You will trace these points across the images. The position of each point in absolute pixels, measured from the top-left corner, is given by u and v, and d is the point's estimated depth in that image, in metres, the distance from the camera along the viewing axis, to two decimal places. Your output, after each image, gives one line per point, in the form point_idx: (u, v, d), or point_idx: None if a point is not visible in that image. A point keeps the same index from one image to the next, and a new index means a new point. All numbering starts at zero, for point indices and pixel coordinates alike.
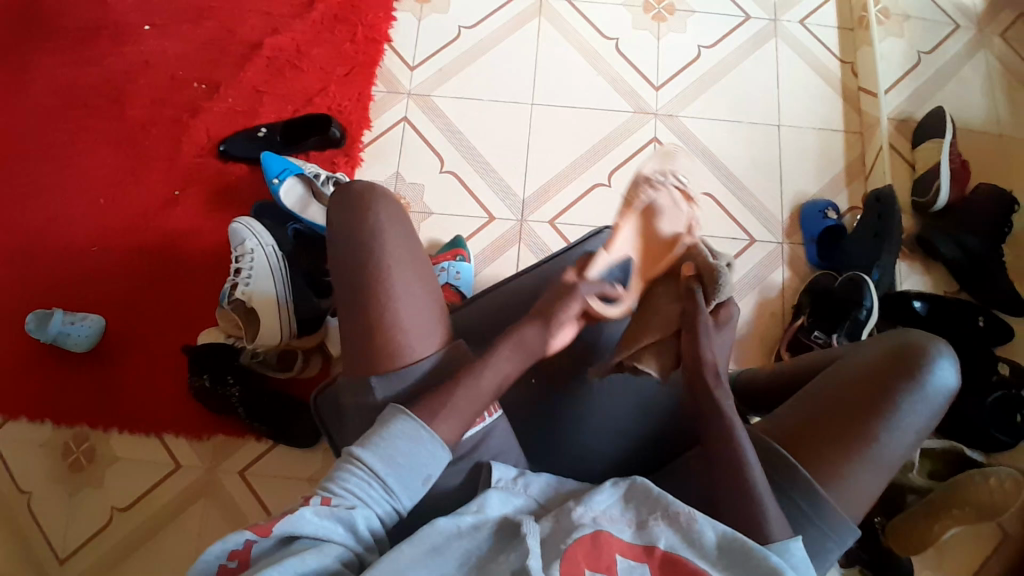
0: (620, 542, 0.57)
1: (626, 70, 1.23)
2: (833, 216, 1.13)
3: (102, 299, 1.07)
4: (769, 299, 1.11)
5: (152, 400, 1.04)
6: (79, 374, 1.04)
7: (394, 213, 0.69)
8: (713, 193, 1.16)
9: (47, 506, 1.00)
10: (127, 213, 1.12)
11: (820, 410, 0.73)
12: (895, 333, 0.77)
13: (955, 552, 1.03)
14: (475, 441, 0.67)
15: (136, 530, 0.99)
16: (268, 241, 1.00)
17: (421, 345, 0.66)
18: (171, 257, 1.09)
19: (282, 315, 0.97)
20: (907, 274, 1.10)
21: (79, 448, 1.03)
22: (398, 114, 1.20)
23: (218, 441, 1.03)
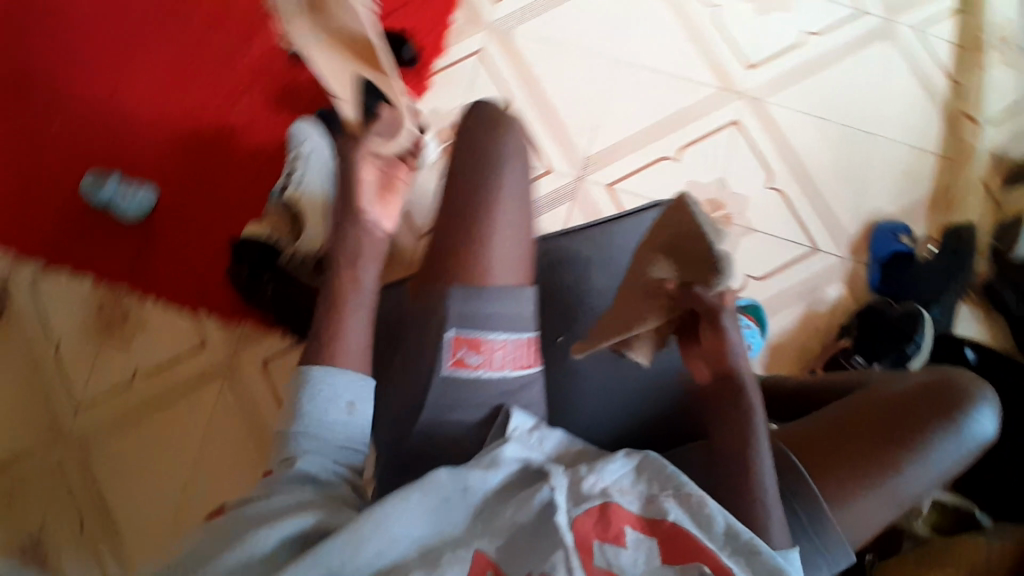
0: (629, 513, 0.56)
1: (720, 43, 1.16)
2: (905, 241, 1.08)
3: (157, 173, 1.08)
4: (816, 312, 1.09)
5: (186, 279, 1.06)
6: (122, 240, 1.06)
7: (515, 146, 0.65)
8: (784, 190, 1.11)
9: (76, 357, 1.05)
10: (192, 90, 1.11)
11: (846, 427, 0.71)
12: (939, 370, 0.75)
13: None
14: (516, 386, 0.62)
15: (154, 397, 1.04)
16: (323, 150, 1.01)
17: (507, 272, 0.61)
18: (229, 144, 1.09)
19: (324, 222, 0.99)
20: (963, 318, 1.07)
21: (111, 311, 1.06)
22: (474, 44, 1.14)
23: (243, 331, 1.05)
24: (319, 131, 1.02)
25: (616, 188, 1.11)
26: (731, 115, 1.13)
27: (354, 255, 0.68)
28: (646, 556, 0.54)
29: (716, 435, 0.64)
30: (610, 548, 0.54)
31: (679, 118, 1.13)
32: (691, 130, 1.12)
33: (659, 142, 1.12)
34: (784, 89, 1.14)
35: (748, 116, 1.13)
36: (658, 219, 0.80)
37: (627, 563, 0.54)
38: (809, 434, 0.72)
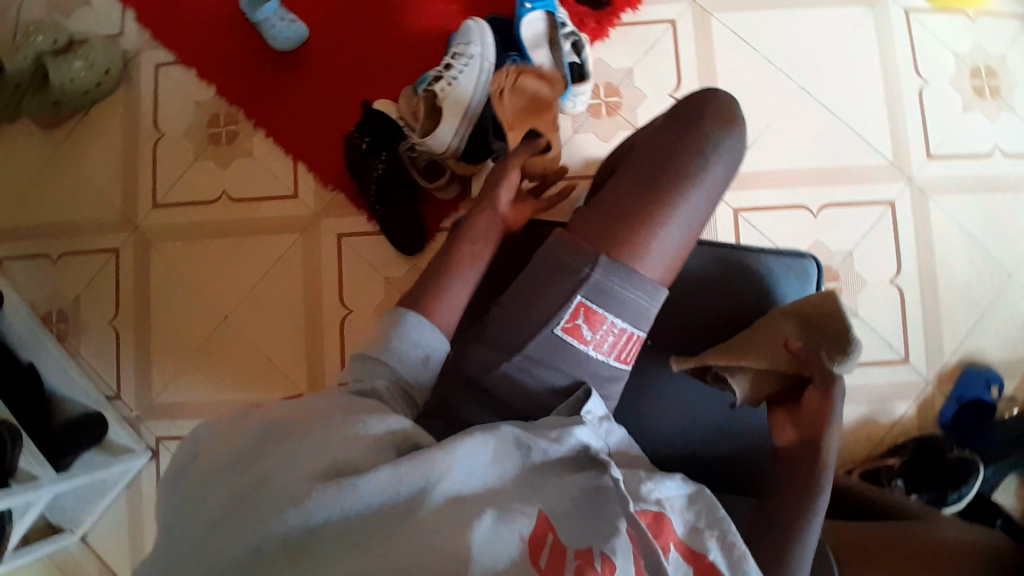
0: (674, 533, 0.55)
1: (911, 120, 1.09)
2: (992, 393, 1.03)
3: (317, 14, 1.06)
4: (877, 421, 1.05)
5: (303, 127, 1.05)
6: (260, 64, 1.05)
7: (727, 151, 0.62)
8: (903, 291, 1.06)
9: (175, 157, 1.06)
10: None
11: (887, 546, 0.69)
12: (994, 533, 0.73)
13: None
14: (608, 378, 0.62)
15: (230, 224, 1.05)
16: (489, 56, 0.95)
17: (657, 263, 0.60)
18: (394, 15, 1.06)
19: (460, 124, 0.94)
20: (1007, 487, 1.03)
21: (223, 127, 1.06)
22: (670, 13, 1.10)
23: (334, 199, 1.04)
24: (489, 35, 0.96)
25: (742, 215, 1.06)
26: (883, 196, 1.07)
27: (480, 233, 0.69)
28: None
29: (770, 496, 0.66)
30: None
31: (835, 176, 1.08)
32: (840, 192, 1.07)
33: (803, 191, 1.07)
34: (948, 193, 1.08)
35: (901, 203, 1.07)
36: (797, 270, 0.76)
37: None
38: (848, 537, 0.70)
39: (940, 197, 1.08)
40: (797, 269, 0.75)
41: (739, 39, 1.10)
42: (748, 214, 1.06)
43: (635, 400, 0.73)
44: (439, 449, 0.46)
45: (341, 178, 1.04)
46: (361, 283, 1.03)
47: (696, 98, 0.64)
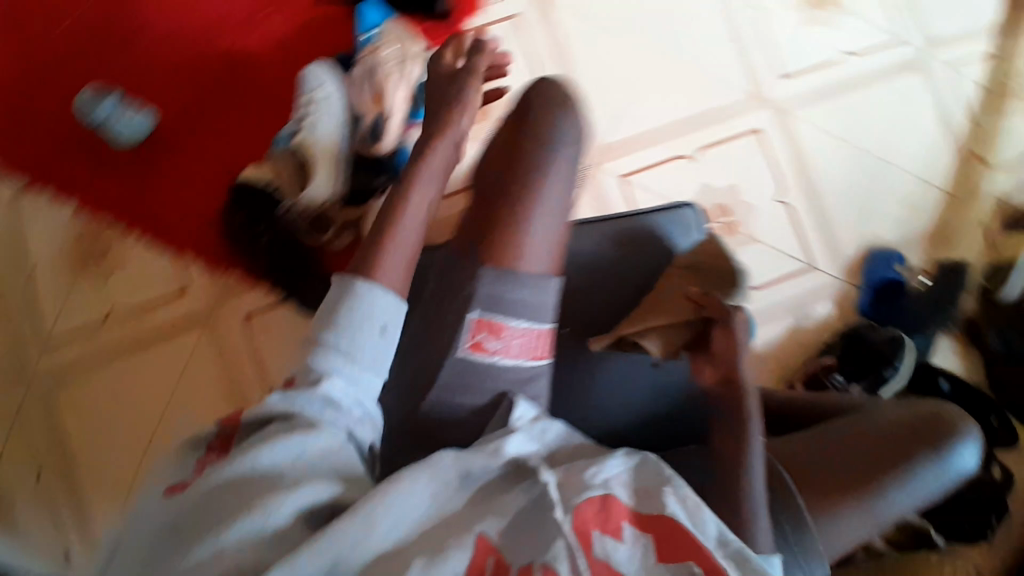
0: (626, 508, 0.57)
1: (756, 49, 1.15)
2: (898, 269, 1.09)
3: (155, 102, 1.02)
4: (802, 328, 1.10)
5: (178, 219, 1.01)
6: (115, 169, 1.01)
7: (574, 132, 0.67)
8: (793, 205, 1.11)
9: (52, 287, 1.01)
10: (206, 20, 1.05)
11: (834, 448, 0.71)
12: (931, 401, 0.75)
13: None
14: (528, 376, 0.63)
15: (128, 338, 1.00)
16: (337, 92, 0.95)
17: (537, 255, 0.63)
18: (239, 84, 1.04)
19: (336, 171, 0.95)
20: (942, 348, 1.08)
21: (93, 242, 1.02)
22: (511, 9, 1.10)
23: (229, 280, 1.02)
24: (332, 72, 0.97)
25: (629, 179, 1.09)
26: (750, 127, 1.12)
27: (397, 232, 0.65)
28: (642, 553, 0.54)
29: (716, 443, 0.69)
30: (610, 541, 0.53)
31: (703, 119, 1.12)
32: (711, 132, 1.11)
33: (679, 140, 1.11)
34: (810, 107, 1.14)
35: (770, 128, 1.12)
36: (683, 222, 0.83)
37: (621, 560, 0.53)
38: (800, 447, 0.73)
39: (801, 112, 1.13)
40: (678, 218, 0.82)
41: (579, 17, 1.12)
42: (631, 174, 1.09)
43: (568, 388, 0.76)
44: (352, 514, 0.48)
45: (230, 257, 1.02)
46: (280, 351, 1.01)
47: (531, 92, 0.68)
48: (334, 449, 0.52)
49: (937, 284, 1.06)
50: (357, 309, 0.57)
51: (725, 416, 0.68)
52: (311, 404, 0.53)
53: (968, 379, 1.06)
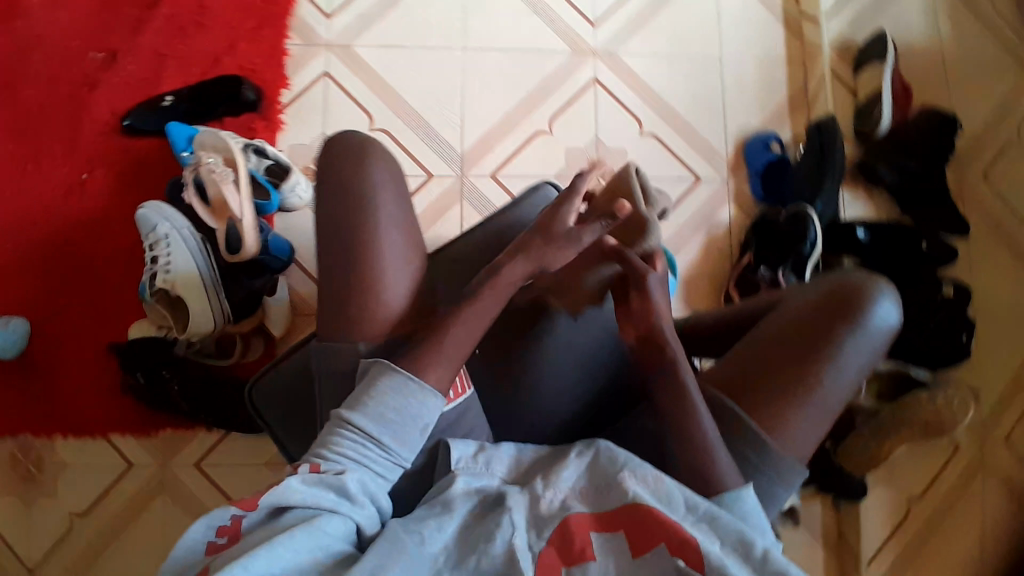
0: (586, 516, 0.57)
1: (561, 8, 1.17)
2: (775, 149, 1.13)
3: (20, 301, 0.98)
4: (716, 236, 1.12)
5: (91, 404, 0.97)
6: (9, 386, 0.97)
7: (393, 176, 0.68)
8: (658, 133, 1.15)
9: (3, 522, 0.94)
10: (33, 205, 1.01)
11: (767, 355, 0.72)
12: (835, 275, 0.76)
13: (908, 469, 1.03)
14: (451, 417, 0.68)
15: (97, 535, 0.94)
16: (182, 224, 0.95)
17: (399, 297, 0.65)
18: (90, 250, 1.00)
19: (211, 297, 0.94)
20: (850, 203, 1.09)
21: (26, 458, 0.96)
22: (317, 70, 1.11)
23: (166, 437, 0.99)
24: (169, 207, 0.96)
25: (500, 175, 1.11)
26: (587, 82, 1.15)
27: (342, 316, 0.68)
28: (615, 560, 0.53)
29: (657, 398, 0.69)
30: (580, 569, 0.53)
31: (541, 92, 1.15)
32: (554, 100, 1.14)
33: (531, 122, 1.13)
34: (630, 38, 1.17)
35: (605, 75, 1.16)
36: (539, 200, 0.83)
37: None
38: (736, 367, 0.73)
39: (626, 48, 1.17)
40: (540, 200, 0.83)
41: (386, 49, 1.13)
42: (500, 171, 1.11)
43: (502, 402, 0.77)
44: None
45: (156, 416, 0.99)
46: (250, 478, 0.99)
47: (332, 153, 0.68)
48: (329, 551, 0.49)
49: (812, 149, 1.09)
50: (395, 400, 0.58)
51: (664, 376, 0.68)
52: (329, 498, 0.52)
53: (884, 218, 1.08)
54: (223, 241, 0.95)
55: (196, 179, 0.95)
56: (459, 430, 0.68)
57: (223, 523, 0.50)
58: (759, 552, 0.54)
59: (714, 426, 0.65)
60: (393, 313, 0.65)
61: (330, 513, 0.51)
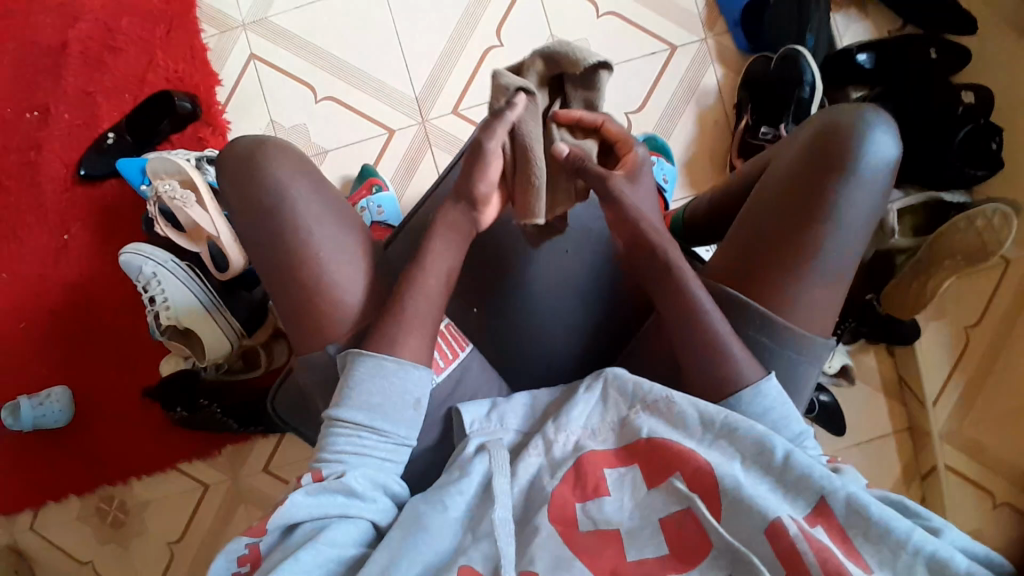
0: (603, 454, 0.58)
1: None
2: None
3: (53, 369, 1.02)
4: (708, 106, 1.04)
5: (152, 443, 1.03)
6: (74, 448, 1.03)
7: (301, 162, 0.67)
8: (616, 10, 1.05)
9: (112, 566, 1.02)
10: (28, 277, 1.03)
11: (763, 229, 0.66)
12: (818, 114, 0.69)
13: (959, 303, 1.01)
14: (453, 384, 0.69)
15: (196, 557, 1.02)
16: (165, 258, 0.93)
17: (349, 279, 0.65)
18: (97, 304, 1.02)
19: (218, 318, 0.94)
20: (845, 27, 1.01)
21: (113, 506, 1.03)
22: (243, 55, 1.06)
23: (229, 452, 1.05)
24: (146, 245, 0.94)
25: (462, 110, 1.06)
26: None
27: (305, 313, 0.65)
28: (629, 493, 0.55)
29: (662, 313, 0.65)
30: (592, 505, 0.55)
31: (478, 6, 1.07)
32: (493, 14, 1.06)
33: (479, 47, 1.06)
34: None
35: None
36: None
37: (611, 510, 0.54)
38: (733, 250, 0.68)
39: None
40: None
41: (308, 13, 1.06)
42: (461, 106, 1.06)
43: (510, 349, 0.76)
44: None
45: (213, 438, 1.04)
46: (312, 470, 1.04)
47: (233, 165, 0.66)
48: (344, 554, 0.53)
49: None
50: (375, 385, 0.59)
51: (658, 276, 0.64)
52: (337, 502, 0.55)
53: (883, 34, 1.00)
54: (210, 262, 0.95)
55: (163, 208, 0.93)
56: (461, 396, 0.69)
57: (242, 552, 0.53)
58: (780, 459, 0.54)
59: (722, 321, 0.62)
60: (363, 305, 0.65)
61: (340, 519, 0.55)
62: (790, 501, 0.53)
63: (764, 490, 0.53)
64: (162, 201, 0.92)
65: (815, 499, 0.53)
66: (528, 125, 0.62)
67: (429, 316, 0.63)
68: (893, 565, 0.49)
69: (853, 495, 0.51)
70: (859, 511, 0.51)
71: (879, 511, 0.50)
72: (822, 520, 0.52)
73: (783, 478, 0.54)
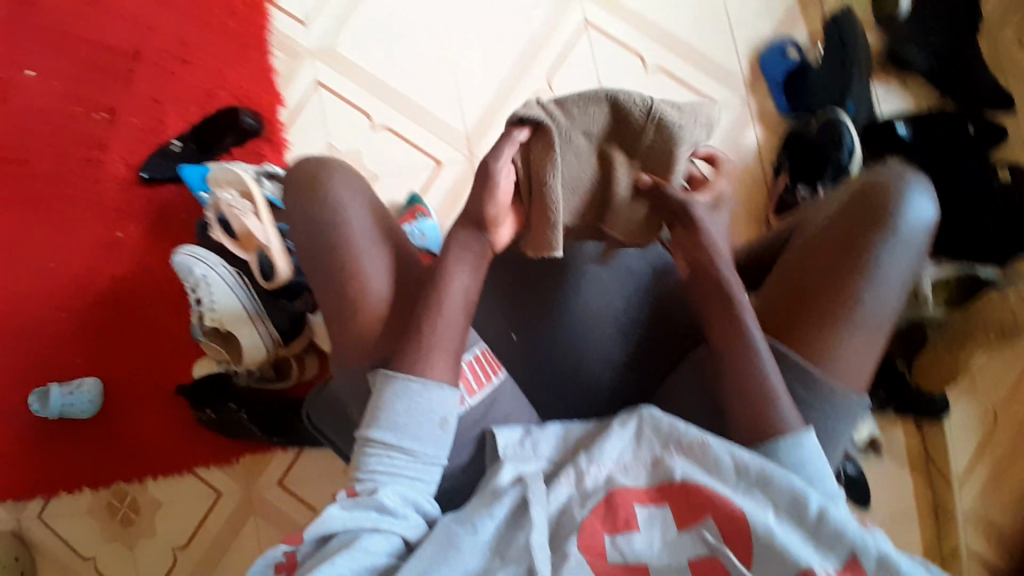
0: (635, 490, 0.58)
1: None
2: (793, 54, 1.10)
3: (85, 361, 1.04)
4: (747, 163, 1.08)
5: (172, 443, 1.04)
6: (95, 441, 1.04)
7: (354, 183, 0.70)
8: (664, 66, 1.11)
9: (116, 564, 1.02)
10: (75, 269, 1.06)
11: (801, 279, 0.68)
12: (859, 177, 0.72)
13: (987, 373, 1.01)
14: (484, 408, 0.69)
15: (198, 563, 1.01)
16: (216, 261, 0.96)
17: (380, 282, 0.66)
18: (137, 302, 1.05)
19: (258, 323, 0.97)
20: (884, 97, 1.06)
21: (124, 504, 1.03)
22: (307, 80, 1.12)
23: (246, 462, 1.05)
24: (199, 248, 0.97)
25: None
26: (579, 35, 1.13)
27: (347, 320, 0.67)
28: (659, 531, 0.56)
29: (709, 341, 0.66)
30: (622, 538, 0.55)
31: (533, 53, 1.13)
32: (546, 60, 1.12)
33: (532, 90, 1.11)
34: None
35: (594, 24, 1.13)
36: None
37: (641, 547, 0.55)
38: (770, 299, 0.70)
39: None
40: None
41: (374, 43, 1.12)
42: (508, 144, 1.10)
43: (547, 376, 0.78)
44: None
45: (234, 445, 1.04)
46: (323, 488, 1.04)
47: (295, 187, 0.70)
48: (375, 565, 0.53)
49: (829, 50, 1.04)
50: (401, 405, 0.60)
51: (711, 313, 0.67)
52: (369, 517, 0.56)
53: (922, 107, 1.05)
54: (257, 271, 0.98)
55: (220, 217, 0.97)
56: (494, 419, 0.69)
57: (280, 560, 0.56)
58: (812, 511, 0.55)
59: (772, 365, 0.63)
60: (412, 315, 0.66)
61: (371, 531, 0.55)
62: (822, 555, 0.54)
63: (795, 540, 0.54)
64: (218, 209, 0.96)
65: (846, 555, 0.53)
66: (539, 155, 0.62)
67: (456, 333, 0.63)
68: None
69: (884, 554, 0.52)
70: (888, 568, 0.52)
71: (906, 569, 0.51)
72: None
73: (817, 532, 0.54)
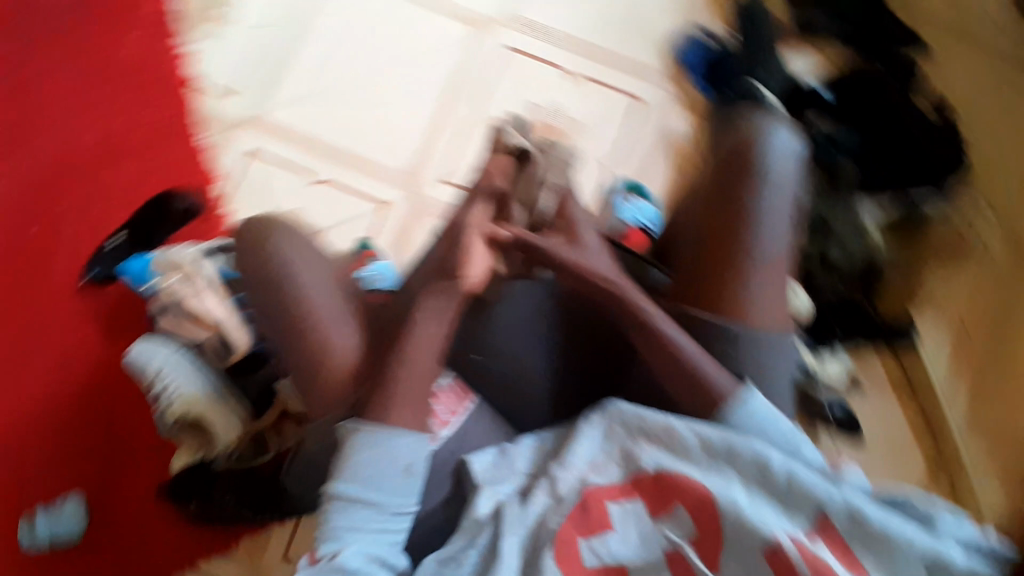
0: (607, 490, 0.57)
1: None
2: (706, 43, 1.18)
3: (59, 475, 1.01)
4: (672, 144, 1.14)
5: (164, 541, 1.01)
6: (77, 557, 0.98)
7: (301, 241, 0.70)
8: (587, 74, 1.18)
9: None
10: (32, 383, 1.03)
11: (702, 241, 0.66)
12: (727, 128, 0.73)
13: (957, 285, 1.04)
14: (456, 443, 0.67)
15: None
16: (172, 354, 0.94)
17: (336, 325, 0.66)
18: (110, 403, 1.04)
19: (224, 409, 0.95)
20: (797, 59, 1.15)
21: None
22: (240, 150, 1.12)
23: (246, 543, 1.01)
24: (156, 342, 0.95)
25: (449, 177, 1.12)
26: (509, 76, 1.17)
27: (304, 375, 0.66)
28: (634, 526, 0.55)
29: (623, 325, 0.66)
30: (597, 541, 0.54)
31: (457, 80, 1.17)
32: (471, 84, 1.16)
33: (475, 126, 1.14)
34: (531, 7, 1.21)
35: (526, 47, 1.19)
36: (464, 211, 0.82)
37: (617, 548, 0.54)
38: (681, 271, 0.68)
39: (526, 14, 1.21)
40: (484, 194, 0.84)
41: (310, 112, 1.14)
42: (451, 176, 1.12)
43: (483, 405, 0.70)
44: None
45: (230, 529, 1.01)
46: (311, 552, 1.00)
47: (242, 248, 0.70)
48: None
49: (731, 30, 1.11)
50: (363, 460, 0.59)
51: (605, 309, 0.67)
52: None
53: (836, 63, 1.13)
54: (212, 351, 0.97)
55: (165, 307, 0.98)
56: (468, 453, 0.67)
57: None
58: (781, 478, 0.54)
59: (685, 338, 0.63)
60: (360, 352, 0.66)
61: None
62: (790, 517, 0.53)
63: (765, 510, 0.53)
64: (163, 296, 0.97)
65: (815, 513, 0.53)
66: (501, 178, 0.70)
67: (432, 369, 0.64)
68: (890, 560, 0.50)
69: (857, 509, 0.51)
70: (859, 521, 0.51)
71: (878, 520, 0.51)
72: (824, 535, 0.52)
73: (785, 495, 0.53)
